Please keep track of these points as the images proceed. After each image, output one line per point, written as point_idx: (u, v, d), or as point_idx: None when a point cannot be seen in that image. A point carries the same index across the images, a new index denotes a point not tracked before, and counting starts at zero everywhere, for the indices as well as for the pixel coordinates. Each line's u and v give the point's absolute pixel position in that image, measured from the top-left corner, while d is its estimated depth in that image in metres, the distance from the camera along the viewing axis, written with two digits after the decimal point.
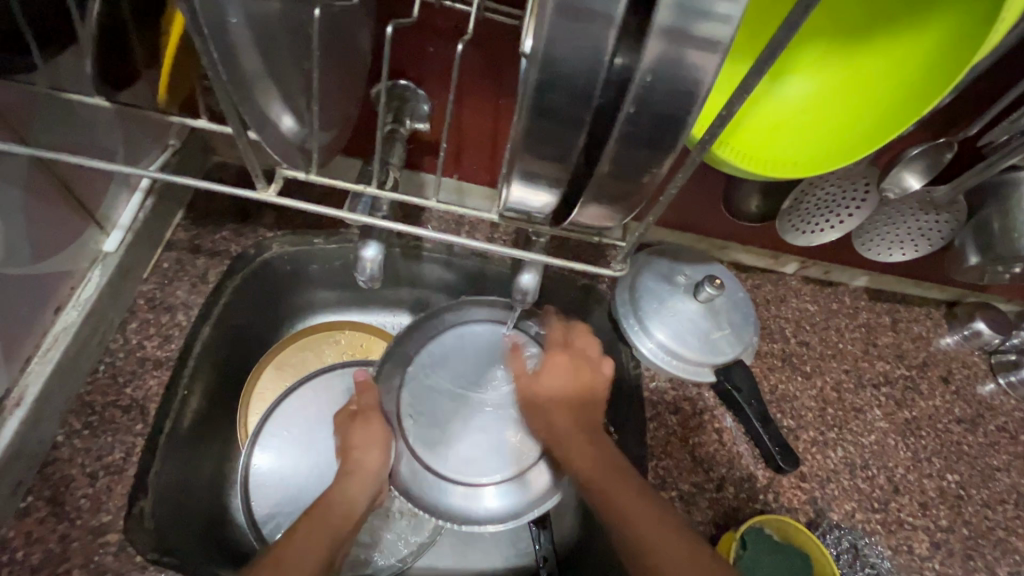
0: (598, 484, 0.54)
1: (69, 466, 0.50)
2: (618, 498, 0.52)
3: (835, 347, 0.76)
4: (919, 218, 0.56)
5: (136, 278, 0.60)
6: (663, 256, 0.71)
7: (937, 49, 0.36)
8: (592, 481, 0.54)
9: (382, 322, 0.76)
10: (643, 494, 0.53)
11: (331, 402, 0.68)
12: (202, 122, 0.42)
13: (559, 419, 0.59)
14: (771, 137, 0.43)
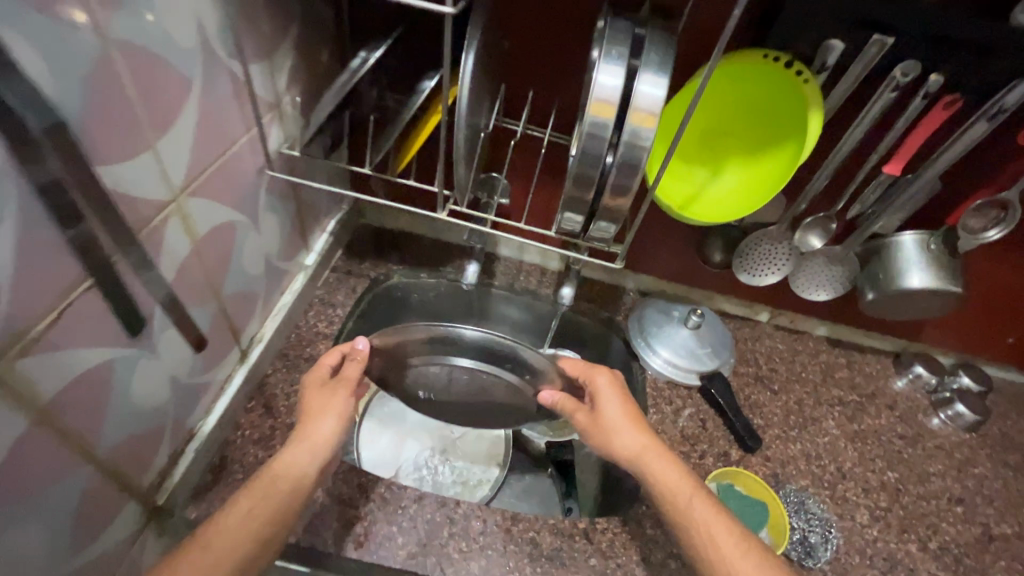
0: (682, 503, 0.59)
1: (275, 388, 0.80)
2: (698, 520, 0.58)
3: (799, 375, 1.01)
4: (831, 268, 0.85)
5: (314, 286, 0.93)
6: (662, 299, 1.01)
7: (790, 148, 0.67)
8: (683, 501, 0.60)
9: None
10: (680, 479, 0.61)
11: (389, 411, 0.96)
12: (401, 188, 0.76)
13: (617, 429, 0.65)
14: (715, 203, 0.74)
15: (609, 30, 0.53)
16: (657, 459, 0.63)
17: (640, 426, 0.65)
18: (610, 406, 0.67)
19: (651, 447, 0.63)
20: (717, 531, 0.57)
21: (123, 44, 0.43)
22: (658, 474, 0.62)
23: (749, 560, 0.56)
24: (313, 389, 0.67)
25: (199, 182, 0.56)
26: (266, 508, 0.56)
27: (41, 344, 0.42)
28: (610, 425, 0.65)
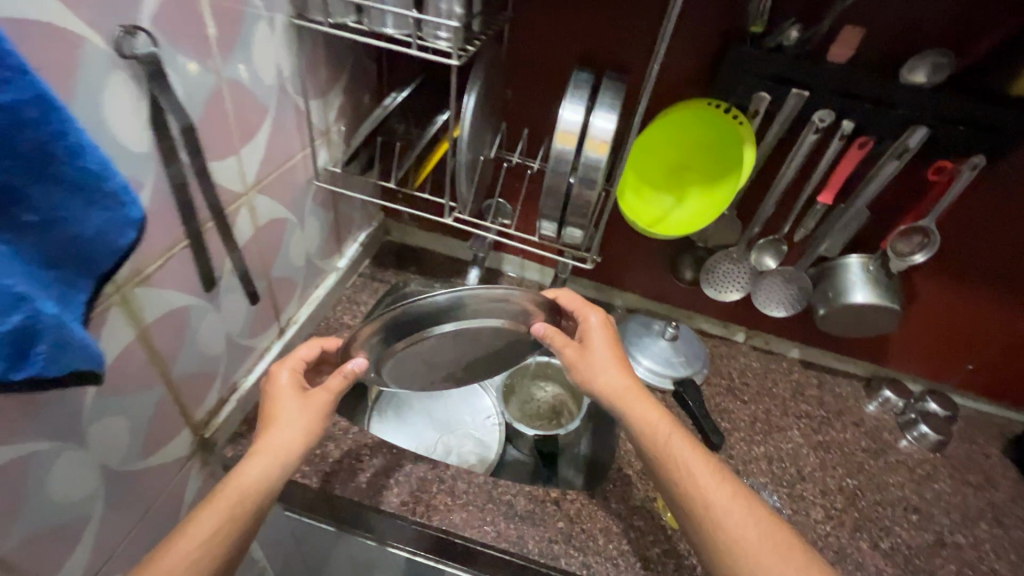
0: (662, 438, 0.68)
1: None
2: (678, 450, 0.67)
3: (770, 389, 1.10)
4: (788, 288, 0.96)
5: (343, 286, 1.10)
6: (644, 315, 1.14)
7: (734, 178, 0.82)
8: (662, 436, 0.68)
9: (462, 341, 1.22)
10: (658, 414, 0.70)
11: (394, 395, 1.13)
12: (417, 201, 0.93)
13: (605, 366, 0.73)
14: (676, 222, 0.89)
15: (575, 78, 0.70)
16: (637, 398, 0.71)
17: (623, 368, 0.74)
18: (599, 346, 0.75)
19: (633, 388, 0.72)
20: (694, 461, 0.66)
21: (230, 80, 0.62)
22: (637, 410, 0.70)
23: (721, 483, 0.64)
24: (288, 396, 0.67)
25: (264, 183, 0.74)
26: (229, 526, 0.56)
27: (150, 280, 0.59)
28: (599, 363, 0.73)
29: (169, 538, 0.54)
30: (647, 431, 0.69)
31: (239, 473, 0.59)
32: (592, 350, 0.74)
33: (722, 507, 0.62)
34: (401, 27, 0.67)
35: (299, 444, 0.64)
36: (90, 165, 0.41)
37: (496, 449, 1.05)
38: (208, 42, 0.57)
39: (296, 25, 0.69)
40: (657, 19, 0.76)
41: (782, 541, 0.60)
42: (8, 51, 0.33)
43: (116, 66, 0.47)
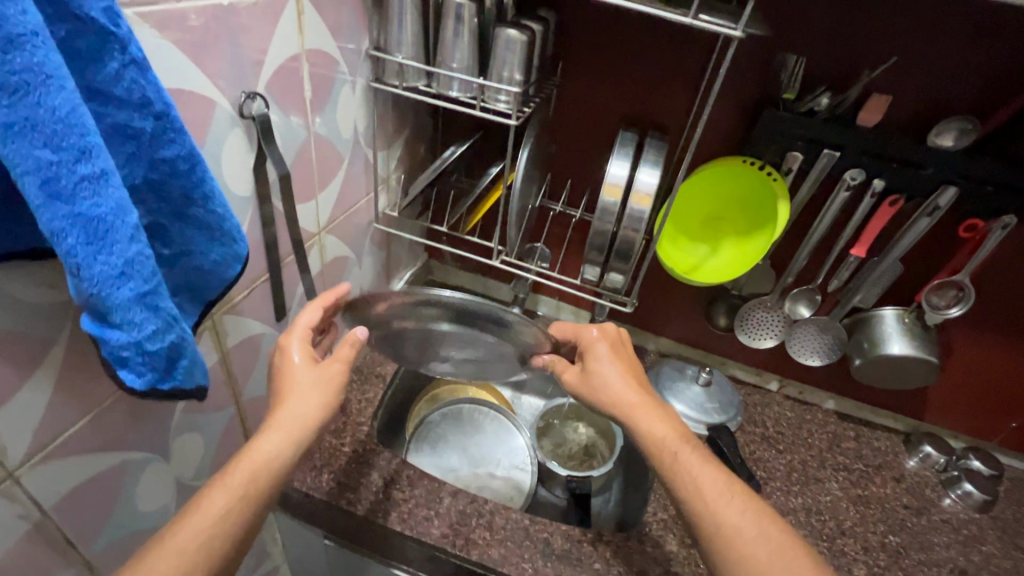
0: (668, 454, 0.68)
1: (350, 394, 1.00)
2: (688, 465, 0.66)
3: (805, 440, 1.09)
4: (822, 337, 0.98)
5: (389, 321, 1.16)
6: (678, 360, 1.16)
7: (767, 232, 0.87)
8: (669, 451, 0.68)
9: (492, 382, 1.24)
10: (665, 429, 0.70)
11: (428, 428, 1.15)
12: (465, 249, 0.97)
13: (609, 382, 0.74)
14: (711, 271, 0.93)
15: (621, 137, 0.77)
16: (643, 413, 0.71)
17: (629, 384, 0.74)
18: (602, 363, 0.76)
19: (640, 403, 0.72)
20: (704, 478, 0.65)
21: (316, 135, 0.70)
22: (644, 426, 0.70)
23: (733, 502, 0.63)
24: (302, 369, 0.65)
25: (333, 225, 0.82)
26: (240, 505, 0.55)
27: (235, 309, 0.65)
28: (605, 379, 0.75)
29: (182, 514, 0.53)
30: (653, 447, 0.69)
31: (253, 449, 0.58)
32: (598, 367, 0.76)
33: (733, 524, 0.61)
34: (465, 91, 0.76)
35: (312, 421, 0.62)
36: (217, 208, 0.46)
37: (530, 482, 1.07)
38: (303, 102, 0.65)
39: (372, 87, 0.78)
40: (694, 86, 0.83)
41: (797, 558, 0.59)
42: (175, 115, 0.40)
43: (235, 124, 0.55)
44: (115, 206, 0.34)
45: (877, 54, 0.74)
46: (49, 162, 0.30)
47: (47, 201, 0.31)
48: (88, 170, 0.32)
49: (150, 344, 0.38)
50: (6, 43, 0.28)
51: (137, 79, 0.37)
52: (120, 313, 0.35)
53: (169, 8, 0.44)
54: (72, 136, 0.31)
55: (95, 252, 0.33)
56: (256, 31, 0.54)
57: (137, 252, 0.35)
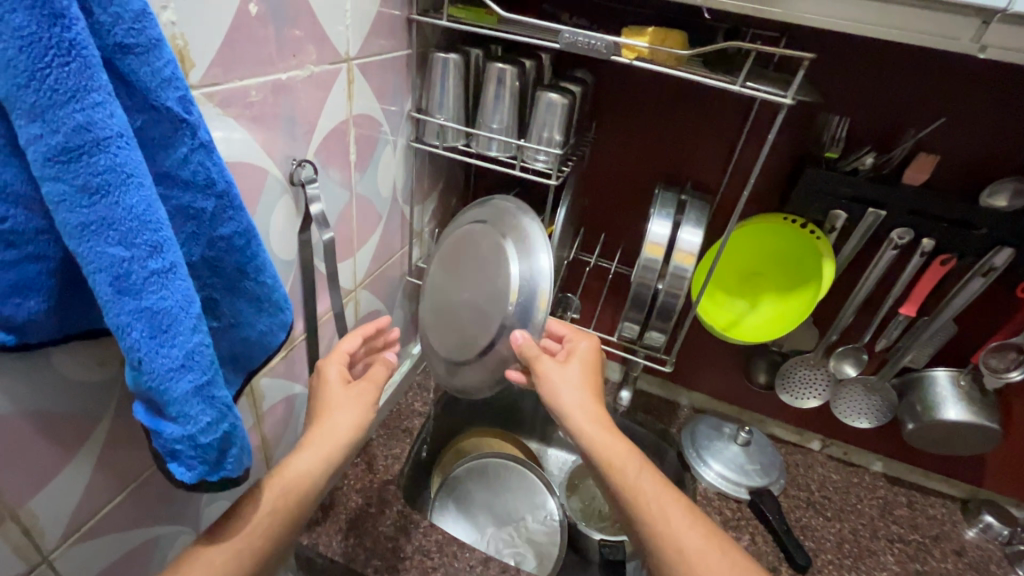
0: (632, 470, 0.64)
1: (377, 450, 0.98)
2: (646, 487, 0.62)
3: (854, 506, 1.03)
4: (870, 398, 0.93)
5: (415, 372, 1.15)
6: (713, 417, 1.12)
7: (811, 290, 0.84)
8: (625, 469, 0.64)
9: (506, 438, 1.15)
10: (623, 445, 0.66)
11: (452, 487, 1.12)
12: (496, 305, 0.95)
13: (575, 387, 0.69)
14: (751, 327, 0.90)
15: (661, 197, 0.77)
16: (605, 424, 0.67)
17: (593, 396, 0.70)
18: (575, 366, 0.73)
19: (600, 417, 0.68)
20: (665, 501, 0.61)
21: (359, 195, 0.71)
22: (603, 441, 0.65)
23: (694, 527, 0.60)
24: (333, 387, 0.64)
25: (369, 281, 0.82)
26: (270, 521, 0.53)
27: (273, 370, 0.64)
28: (570, 385, 0.70)
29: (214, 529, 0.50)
30: (615, 459, 0.64)
31: (284, 467, 0.55)
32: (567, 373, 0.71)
33: (693, 549, 0.58)
34: (504, 151, 0.76)
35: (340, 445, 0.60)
36: (266, 280, 0.46)
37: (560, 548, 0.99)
38: (348, 166, 0.66)
39: (412, 146, 0.80)
40: (731, 144, 0.83)
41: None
42: (234, 193, 0.40)
43: (285, 190, 0.56)
44: (179, 298, 0.35)
45: (921, 115, 0.74)
46: (122, 258, 0.32)
47: (116, 296, 0.32)
48: (158, 264, 0.33)
49: (203, 438, 0.38)
50: (93, 148, 0.30)
51: (203, 161, 0.37)
52: (176, 404, 0.36)
53: (232, 87, 0.45)
54: (146, 233, 0.32)
55: (158, 345, 0.34)
56: (310, 102, 0.56)
57: (197, 342, 0.36)
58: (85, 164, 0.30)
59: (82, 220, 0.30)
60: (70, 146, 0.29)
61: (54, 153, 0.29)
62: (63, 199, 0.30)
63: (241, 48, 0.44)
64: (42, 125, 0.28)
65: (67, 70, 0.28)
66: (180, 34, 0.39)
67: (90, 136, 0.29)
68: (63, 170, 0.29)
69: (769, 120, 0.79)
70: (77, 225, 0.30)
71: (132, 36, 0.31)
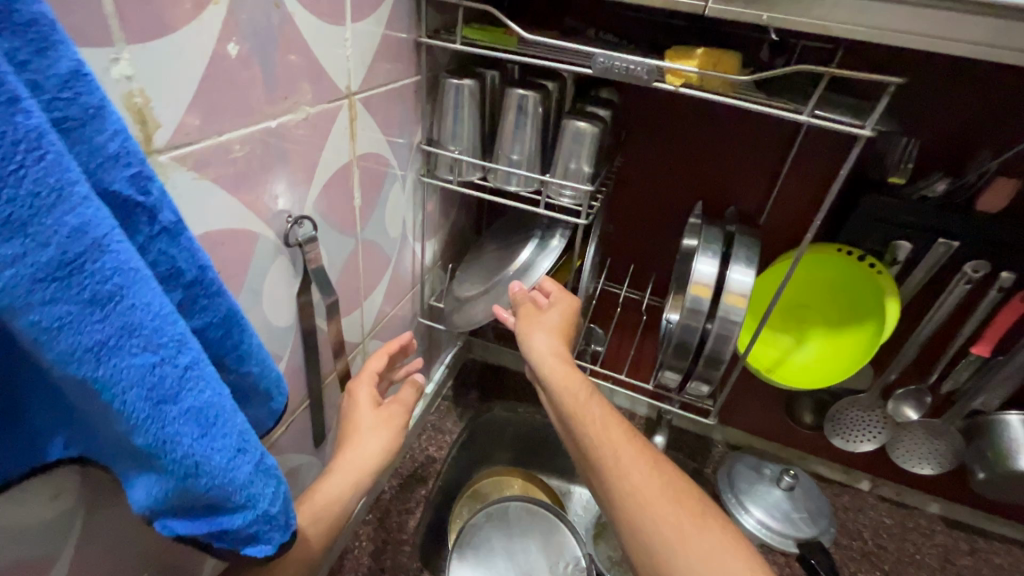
0: (584, 398, 0.61)
1: (390, 504, 0.91)
2: (590, 412, 0.61)
3: (912, 556, 0.94)
4: (932, 442, 0.86)
5: (428, 412, 1.07)
6: (753, 456, 1.03)
7: (870, 333, 0.76)
8: (573, 398, 0.62)
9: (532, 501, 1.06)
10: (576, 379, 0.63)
11: (470, 539, 1.00)
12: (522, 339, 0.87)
13: (545, 335, 0.66)
14: (800, 369, 0.81)
15: (705, 233, 0.69)
16: (565, 361, 0.65)
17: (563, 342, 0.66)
18: (554, 313, 0.68)
19: (565, 358, 0.65)
20: (607, 423, 0.60)
21: (365, 241, 0.63)
22: (560, 381, 0.63)
23: (634, 452, 0.58)
24: (363, 408, 0.62)
25: (377, 329, 0.74)
26: None
27: (273, 447, 0.57)
28: (541, 329, 0.66)
29: None
30: (569, 385, 0.62)
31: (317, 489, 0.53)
32: (538, 323, 0.67)
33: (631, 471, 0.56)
34: (524, 184, 0.68)
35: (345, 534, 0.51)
36: (252, 368, 0.38)
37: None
38: (354, 212, 0.59)
39: (423, 180, 0.72)
40: (776, 168, 0.74)
41: (692, 506, 0.54)
42: (211, 278, 0.33)
43: (281, 251, 0.48)
44: (214, 385, 0.31)
45: (998, 136, 0.65)
46: (151, 366, 0.28)
47: (153, 408, 0.28)
48: (187, 358, 0.29)
49: (274, 507, 0.36)
50: (95, 253, 0.25)
51: (167, 250, 0.30)
52: (243, 490, 0.33)
53: (211, 144, 0.37)
54: (169, 328, 0.28)
55: (209, 440, 0.31)
56: (307, 148, 0.48)
57: (242, 422, 0.33)
58: (88, 274, 0.25)
59: (97, 338, 0.26)
60: (66, 259, 0.24)
61: (47, 271, 0.23)
62: (70, 322, 0.25)
63: (221, 97, 0.37)
64: (27, 243, 0.23)
65: (44, 166, 0.23)
66: (140, 90, 0.31)
67: (91, 240, 0.24)
68: (65, 286, 0.24)
69: (821, 142, 0.70)
70: (94, 345, 0.25)
71: (59, 109, 0.24)
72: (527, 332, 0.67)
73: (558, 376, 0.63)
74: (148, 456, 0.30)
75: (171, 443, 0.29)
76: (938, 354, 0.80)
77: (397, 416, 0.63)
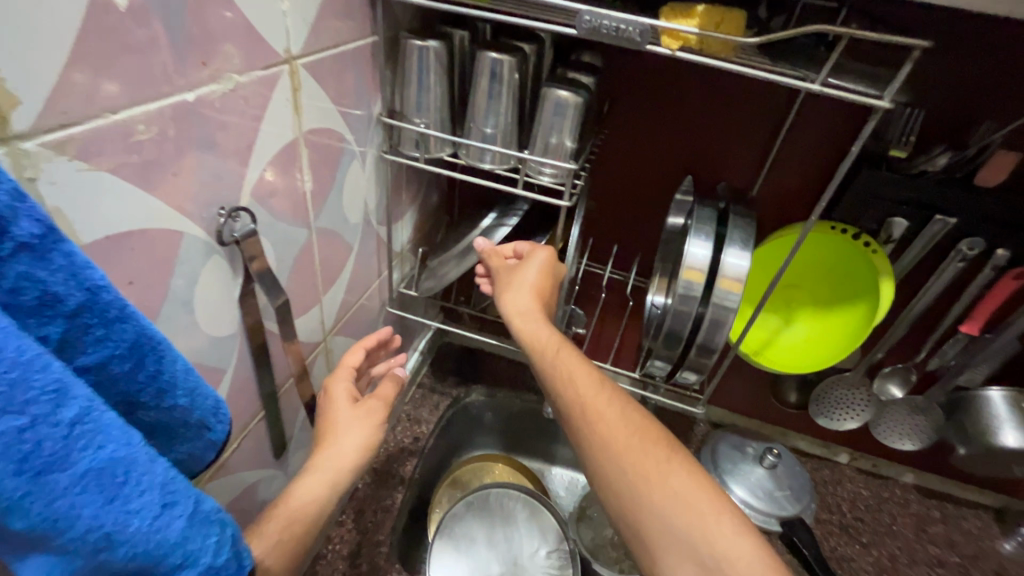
0: (552, 353, 0.58)
1: (363, 503, 0.86)
2: (564, 363, 0.57)
3: (889, 527, 0.95)
4: (914, 419, 0.85)
5: (402, 401, 1.02)
6: (735, 434, 1.01)
7: (863, 314, 0.73)
8: (549, 349, 0.58)
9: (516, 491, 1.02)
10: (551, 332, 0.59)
11: (450, 533, 0.95)
12: None
13: (517, 289, 0.62)
14: (789, 352, 0.78)
15: (696, 213, 0.64)
16: (536, 318, 0.60)
17: (536, 294, 0.62)
18: (532, 269, 0.63)
19: (536, 309, 0.61)
20: (581, 375, 0.56)
21: (320, 230, 0.55)
22: (530, 333, 0.59)
23: (609, 403, 0.55)
24: (340, 405, 0.58)
25: (341, 324, 0.67)
26: None
27: (224, 467, 0.50)
28: (510, 283, 0.62)
29: None
30: (539, 341, 0.58)
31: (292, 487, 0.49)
32: (509, 275, 0.62)
33: (608, 424, 0.53)
34: (499, 162, 0.61)
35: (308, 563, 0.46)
36: (180, 400, 0.32)
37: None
38: (304, 197, 0.51)
39: (385, 158, 0.64)
40: (769, 140, 0.69)
41: (659, 452, 0.52)
42: (110, 298, 0.26)
43: (214, 251, 0.41)
44: (119, 434, 0.24)
45: (1003, 105, 0.61)
46: (19, 430, 0.21)
47: (30, 481, 0.21)
48: (74, 410, 0.22)
49: (224, 557, 0.29)
50: None
51: (31, 275, 0.23)
52: (177, 549, 0.26)
53: (103, 125, 0.30)
54: (41, 375, 0.21)
55: (119, 503, 0.24)
56: (237, 125, 0.40)
57: (166, 470, 0.26)
58: None
59: None
60: None
61: None
62: None
63: (107, 64, 0.29)
64: None
65: None
66: None
67: None
68: None
69: (819, 112, 0.65)
70: None
71: None
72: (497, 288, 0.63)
73: (528, 328, 0.59)
74: (33, 546, 0.22)
75: (64, 520, 0.22)
76: (925, 333, 0.78)
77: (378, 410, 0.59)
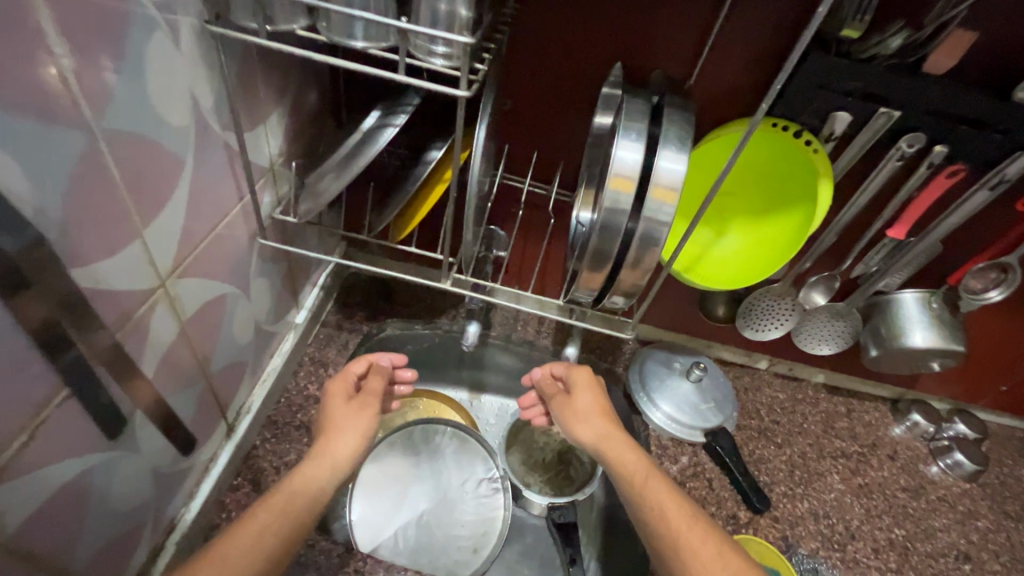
0: (638, 479, 0.61)
1: (263, 461, 0.75)
2: (652, 490, 0.60)
3: (800, 426, 0.99)
4: (834, 324, 0.85)
5: (304, 342, 0.89)
6: (664, 349, 0.98)
7: (797, 221, 0.68)
8: (637, 475, 0.62)
9: (444, 430, 0.95)
10: (638, 458, 0.64)
11: (386, 470, 0.91)
12: (411, 247, 0.69)
13: (592, 417, 0.69)
14: (721, 266, 0.73)
15: (626, 107, 0.52)
16: (611, 440, 0.66)
17: (609, 420, 0.68)
18: (584, 394, 0.71)
19: (614, 433, 0.67)
20: (668, 504, 0.59)
21: (113, 134, 0.39)
22: (618, 458, 0.64)
23: (700, 538, 0.56)
24: (336, 404, 0.62)
25: (190, 261, 0.52)
26: None
27: (12, 469, 0.37)
28: (582, 414, 0.69)
29: None
30: (622, 463, 0.63)
31: (297, 472, 0.55)
32: (578, 405, 0.70)
33: (699, 558, 0.55)
34: (376, 39, 0.46)
35: None
36: None
37: (501, 519, 0.90)
38: (65, 83, 0.35)
39: (215, 33, 0.46)
40: (710, 16, 0.58)
41: None
42: None
43: None
44: None
45: None
46: None
47: None
48: None
49: None
50: None
51: None
52: None
53: None
54: None
55: None
56: None
57: None
58: None
59: None
60: None
61: None
62: None
63: None
64: None
65: None
66: None
67: None
68: None
69: None
70: None
71: None
72: (564, 417, 0.71)
73: (617, 456, 0.64)
74: None
75: None
76: (854, 238, 0.76)
77: (370, 405, 0.63)
